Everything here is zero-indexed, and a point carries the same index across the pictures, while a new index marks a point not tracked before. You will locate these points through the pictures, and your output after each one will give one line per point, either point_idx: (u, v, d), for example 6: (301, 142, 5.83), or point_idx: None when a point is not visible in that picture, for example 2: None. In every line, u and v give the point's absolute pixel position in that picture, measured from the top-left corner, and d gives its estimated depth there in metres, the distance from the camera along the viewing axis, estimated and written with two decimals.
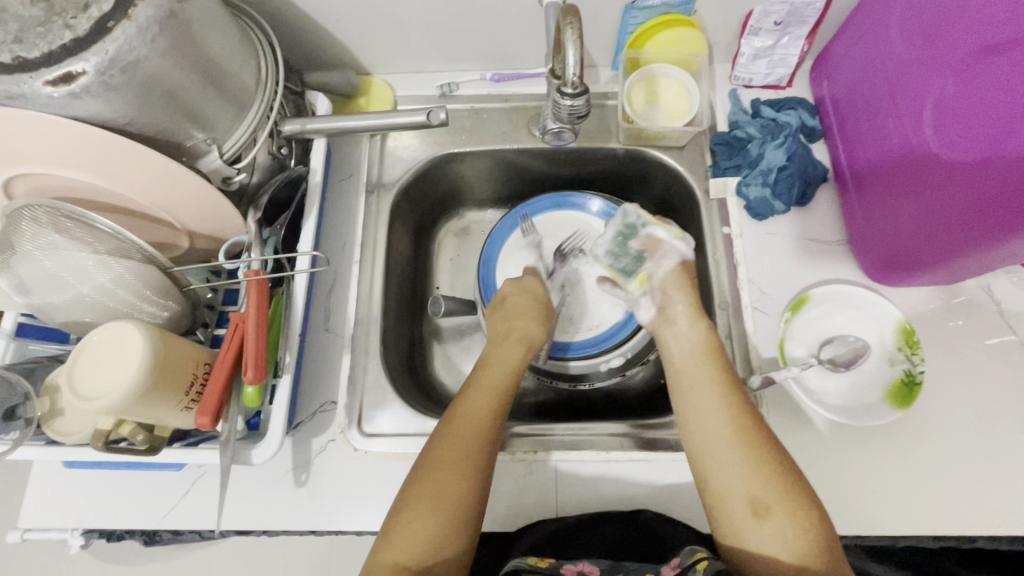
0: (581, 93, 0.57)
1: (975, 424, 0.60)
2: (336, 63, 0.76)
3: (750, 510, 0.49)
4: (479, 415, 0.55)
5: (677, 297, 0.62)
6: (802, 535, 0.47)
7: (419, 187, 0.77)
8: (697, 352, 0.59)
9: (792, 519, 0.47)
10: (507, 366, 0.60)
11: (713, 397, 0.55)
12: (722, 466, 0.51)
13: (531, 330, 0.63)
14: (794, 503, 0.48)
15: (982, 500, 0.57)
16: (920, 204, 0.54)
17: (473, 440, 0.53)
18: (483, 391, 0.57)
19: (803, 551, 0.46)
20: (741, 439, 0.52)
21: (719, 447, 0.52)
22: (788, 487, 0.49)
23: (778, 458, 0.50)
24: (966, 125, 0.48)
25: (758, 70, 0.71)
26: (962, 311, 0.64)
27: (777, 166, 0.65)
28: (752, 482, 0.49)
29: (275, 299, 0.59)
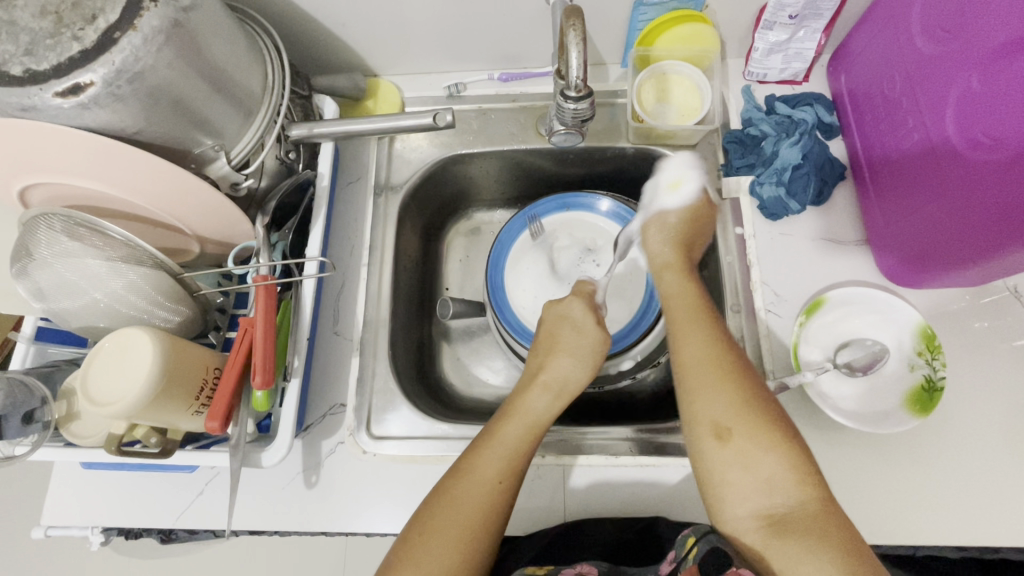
0: (585, 96, 0.56)
1: (1002, 430, 0.57)
2: (344, 66, 0.76)
3: (713, 432, 0.48)
4: (488, 480, 0.50)
5: (659, 233, 0.62)
6: (765, 456, 0.45)
7: (427, 188, 0.77)
8: (676, 283, 0.58)
9: (753, 439, 0.46)
10: (531, 422, 0.54)
11: (685, 324, 0.54)
12: (689, 388, 0.50)
13: (572, 379, 0.58)
14: (759, 425, 0.47)
15: (1010, 509, 0.55)
16: (947, 203, 0.52)
17: (474, 511, 0.49)
18: (498, 451, 0.52)
19: (769, 472, 0.45)
20: (709, 363, 0.50)
21: (689, 369, 0.51)
22: (751, 409, 0.47)
23: (743, 381, 0.49)
24: (991, 122, 0.46)
25: (772, 65, 0.69)
26: (989, 313, 0.62)
27: (792, 164, 0.63)
28: (717, 403, 0.48)
29: (284, 304, 0.60)
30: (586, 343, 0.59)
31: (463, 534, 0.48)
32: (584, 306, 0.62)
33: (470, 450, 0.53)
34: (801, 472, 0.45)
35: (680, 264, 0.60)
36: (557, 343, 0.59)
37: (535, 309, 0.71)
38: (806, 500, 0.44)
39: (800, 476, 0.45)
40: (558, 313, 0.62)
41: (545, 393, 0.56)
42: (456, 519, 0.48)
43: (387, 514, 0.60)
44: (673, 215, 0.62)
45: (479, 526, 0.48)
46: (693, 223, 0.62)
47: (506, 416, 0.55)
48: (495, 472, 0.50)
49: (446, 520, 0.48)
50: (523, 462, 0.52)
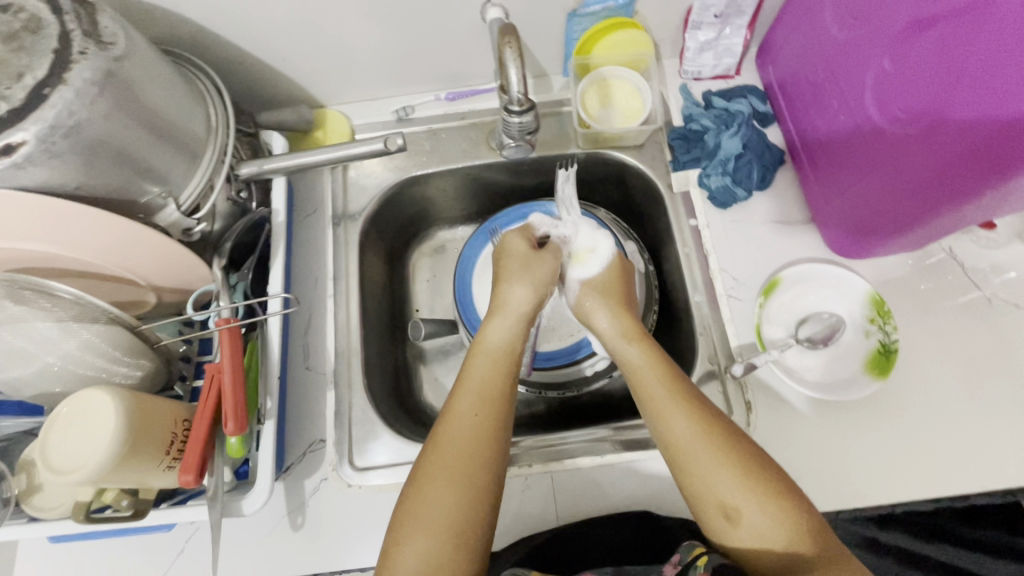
0: (529, 109, 0.58)
1: (956, 382, 0.61)
2: (289, 99, 0.75)
3: (721, 514, 0.47)
4: (469, 416, 0.51)
5: (596, 314, 0.61)
6: (776, 528, 0.45)
7: (386, 213, 0.77)
8: (642, 353, 0.56)
9: (762, 514, 0.45)
10: (496, 349, 0.56)
11: (664, 402, 0.51)
12: (694, 474, 0.48)
13: (519, 298, 0.59)
14: (761, 499, 0.45)
15: (972, 456, 0.58)
16: (881, 178, 0.55)
17: (462, 444, 0.50)
18: (471, 392, 0.53)
19: (778, 528, 0.45)
20: (702, 443, 0.49)
21: (681, 452, 0.49)
22: (754, 483, 0.46)
23: (742, 452, 0.48)
24: (906, 100, 0.50)
25: (705, 62, 0.72)
26: (930, 275, 0.65)
27: (734, 154, 0.67)
28: (725, 487, 0.46)
29: (251, 345, 0.58)
30: (536, 268, 0.61)
31: (461, 470, 0.49)
32: (520, 236, 0.65)
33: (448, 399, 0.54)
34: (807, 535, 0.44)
35: (645, 350, 0.56)
36: (506, 271, 0.62)
37: None
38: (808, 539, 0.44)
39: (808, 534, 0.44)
40: (500, 249, 0.65)
41: (503, 321, 0.58)
42: (448, 460, 0.49)
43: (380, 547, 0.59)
44: (584, 294, 0.62)
45: (476, 455, 0.49)
46: (612, 284, 0.63)
47: (471, 356, 0.56)
48: (473, 404, 0.52)
49: (436, 480, 0.48)
50: (501, 389, 0.54)
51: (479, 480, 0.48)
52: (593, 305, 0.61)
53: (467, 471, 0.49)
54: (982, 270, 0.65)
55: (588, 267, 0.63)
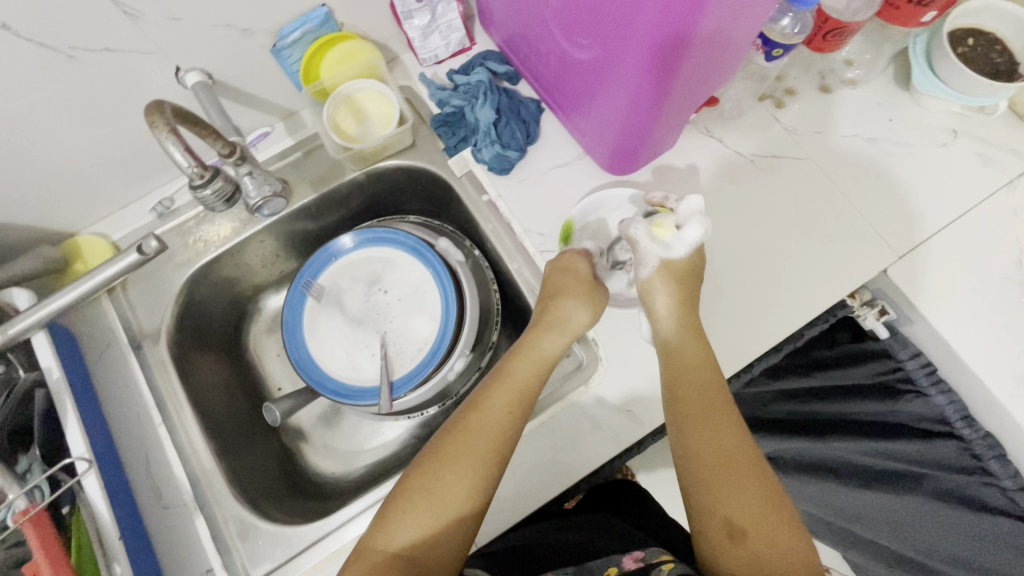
0: (214, 176, 0.55)
1: (751, 242, 0.67)
2: (29, 243, 0.67)
3: (727, 531, 0.51)
4: (501, 411, 0.55)
5: (661, 299, 0.59)
6: (776, 553, 0.49)
7: (193, 311, 0.72)
8: (693, 359, 0.57)
9: (767, 544, 0.49)
10: (542, 360, 0.59)
11: (710, 410, 0.55)
12: (719, 481, 0.52)
13: (580, 319, 0.59)
14: (768, 524, 0.50)
15: (784, 299, 0.64)
16: (600, 101, 0.59)
17: (490, 436, 0.53)
18: (510, 387, 0.57)
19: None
20: (735, 454, 0.53)
21: (710, 458, 0.53)
22: (769, 515, 0.51)
23: (766, 479, 0.53)
24: (584, 27, 0.53)
25: (436, 44, 0.72)
26: (700, 158, 0.71)
27: (491, 122, 0.68)
28: (739, 505, 0.51)
29: (75, 520, 0.52)
30: (596, 292, 0.61)
31: (486, 457, 0.52)
32: (582, 261, 0.62)
33: (483, 390, 0.57)
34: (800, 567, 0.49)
35: (704, 356, 0.58)
36: (561, 289, 0.61)
37: (353, 363, 0.69)
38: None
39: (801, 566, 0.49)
40: (562, 265, 0.63)
41: (556, 335, 0.59)
42: (473, 448, 0.53)
43: None
44: (658, 276, 0.59)
45: (499, 447, 0.53)
46: (687, 276, 0.60)
47: (519, 354, 0.59)
48: (509, 403, 0.56)
49: (455, 461, 0.52)
50: (531, 395, 0.57)
51: (494, 472, 0.52)
52: (661, 300, 0.59)
53: (485, 464, 0.52)
54: (738, 136, 0.71)
55: (663, 249, 0.59)
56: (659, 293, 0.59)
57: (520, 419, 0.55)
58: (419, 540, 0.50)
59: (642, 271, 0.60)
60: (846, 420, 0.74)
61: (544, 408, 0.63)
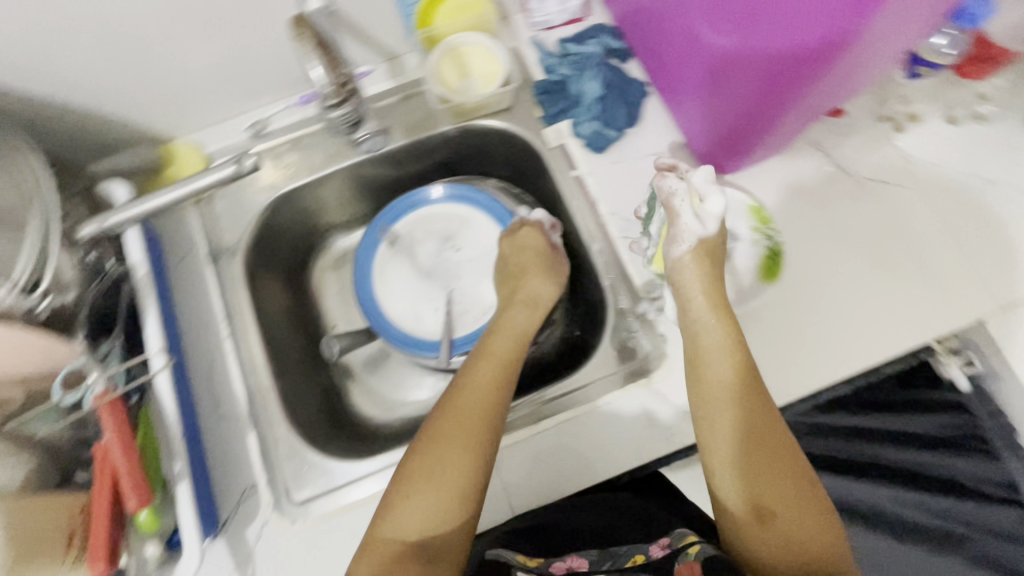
0: (345, 101, 0.59)
1: (844, 268, 0.64)
2: (129, 140, 0.69)
3: (754, 514, 0.49)
4: (485, 382, 0.56)
5: (691, 280, 0.56)
6: (805, 531, 0.47)
7: (270, 235, 0.73)
8: (718, 341, 0.54)
9: (794, 522, 0.48)
10: (517, 334, 0.61)
11: (727, 398, 0.52)
12: (737, 468, 0.50)
13: (539, 287, 0.64)
14: (795, 503, 0.48)
15: (871, 334, 0.61)
16: (717, 95, 0.57)
17: (477, 410, 0.53)
18: (491, 362, 0.58)
19: (807, 557, 0.46)
20: (760, 437, 0.50)
21: (733, 444, 0.51)
22: (795, 493, 0.48)
23: (794, 456, 0.50)
24: (727, 11, 0.49)
25: (550, 9, 0.70)
26: (804, 172, 0.68)
27: (597, 97, 0.67)
28: (759, 485, 0.49)
29: (143, 414, 0.55)
30: (557, 264, 0.66)
31: (476, 430, 0.52)
32: (535, 233, 0.67)
33: (467, 369, 0.58)
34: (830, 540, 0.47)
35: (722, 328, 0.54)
36: (523, 268, 0.66)
37: (416, 315, 0.69)
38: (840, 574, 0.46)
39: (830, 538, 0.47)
40: (518, 244, 0.68)
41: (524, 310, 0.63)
42: (462, 420, 0.52)
43: None
44: (691, 257, 0.56)
45: (489, 416, 0.53)
46: (717, 251, 0.57)
47: (494, 332, 0.61)
48: (492, 374, 0.56)
49: (449, 439, 0.51)
50: (509, 369, 0.58)
51: (490, 442, 0.52)
52: (692, 278, 0.56)
53: (477, 435, 0.52)
54: (849, 156, 0.68)
55: (695, 223, 0.56)
56: (689, 266, 0.56)
57: (503, 390, 0.56)
58: (428, 524, 0.48)
59: (676, 248, 0.57)
60: (896, 470, 0.76)
61: (601, 395, 0.62)
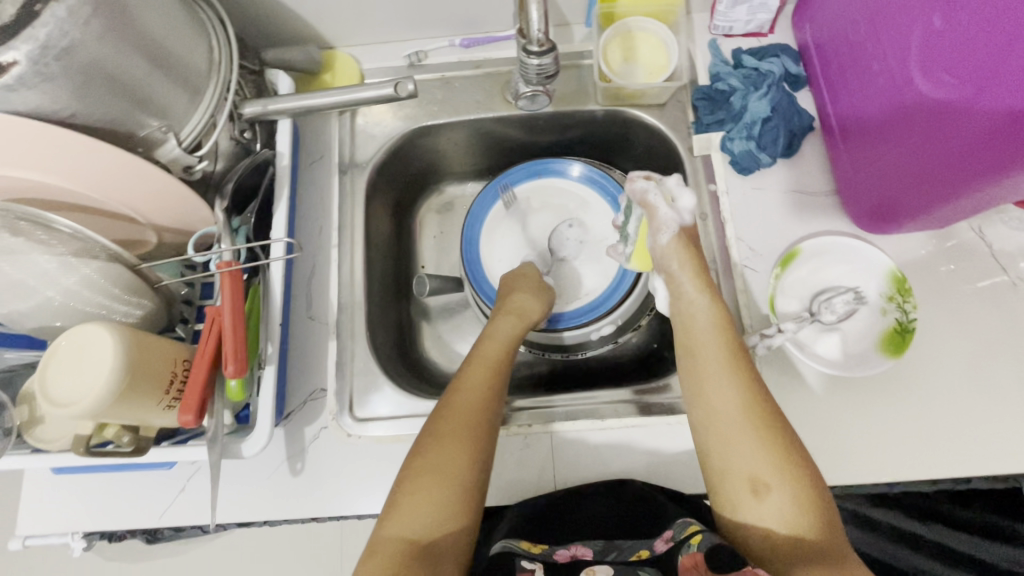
0: (549, 51, 0.55)
1: (970, 368, 0.59)
2: (297, 38, 0.72)
3: (749, 487, 0.47)
4: (480, 384, 0.55)
5: (679, 270, 0.57)
6: (802, 511, 0.45)
7: (395, 163, 0.75)
8: (707, 323, 0.55)
9: (791, 496, 0.46)
10: (506, 341, 0.60)
11: (718, 370, 0.52)
12: (728, 443, 0.49)
13: (531, 304, 0.62)
14: (793, 477, 0.46)
15: (979, 443, 0.57)
16: (905, 150, 0.53)
17: (465, 412, 0.53)
18: (479, 367, 0.57)
19: (803, 531, 0.45)
20: (752, 414, 0.49)
21: (723, 420, 0.50)
22: (790, 465, 0.47)
23: (783, 429, 0.48)
24: (965, 62, 0.45)
25: (738, 17, 0.67)
26: (954, 255, 0.63)
27: (760, 119, 0.63)
28: (755, 458, 0.47)
29: (252, 289, 0.58)
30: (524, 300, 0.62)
31: (465, 430, 0.52)
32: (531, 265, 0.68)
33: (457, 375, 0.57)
34: (828, 523, 0.45)
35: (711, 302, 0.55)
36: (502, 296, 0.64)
37: None
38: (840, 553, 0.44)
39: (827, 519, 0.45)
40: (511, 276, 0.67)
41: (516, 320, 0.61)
42: (455, 423, 0.52)
43: (381, 496, 0.60)
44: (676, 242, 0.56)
45: (481, 419, 0.53)
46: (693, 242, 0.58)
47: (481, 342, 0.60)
48: (478, 380, 0.55)
49: (446, 441, 0.51)
50: (497, 371, 0.57)
51: (482, 447, 0.52)
52: (678, 265, 0.57)
53: (472, 438, 0.52)
54: (1011, 253, 0.62)
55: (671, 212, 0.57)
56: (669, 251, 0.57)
57: (492, 392, 0.55)
58: (429, 524, 0.48)
59: (659, 237, 0.57)
60: None
61: (676, 413, 0.61)
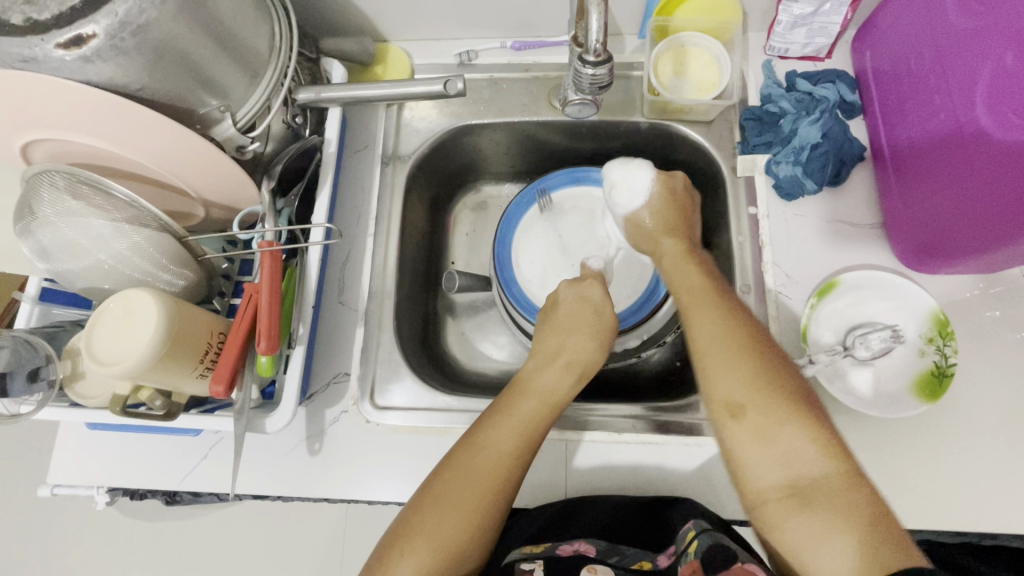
0: (605, 61, 0.55)
1: (1009, 419, 0.57)
2: (353, 29, 0.73)
3: (727, 410, 0.47)
4: (505, 448, 0.50)
5: (652, 216, 0.62)
6: (787, 430, 0.44)
7: (436, 159, 0.76)
8: (679, 270, 0.57)
9: (771, 413, 0.45)
10: (547, 396, 0.54)
11: (695, 302, 0.53)
12: (705, 365, 0.49)
13: (587, 349, 0.58)
14: (773, 397, 0.46)
15: (1011, 498, 0.55)
16: (962, 189, 0.51)
17: (485, 475, 0.49)
18: (513, 424, 0.52)
19: (799, 461, 0.44)
20: (727, 337, 0.49)
21: (701, 346, 0.50)
22: (767, 386, 0.46)
23: (764, 354, 0.48)
24: None
25: (795, 39, 0.66)
26: (1003, 301, 0.61)
27: (811, 144, 0.62)
28: (729, 378, 0.47)
29: (289, 270, 0.59)
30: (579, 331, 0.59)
31: (478, 495, 0.48)
32: (599, 284, 0.62)
33: (480, 422, 0.53)
34: (821, 446, 0.44)
35: (679, 247, 0.59)
36: (556, 326, 0.60)
37: (541, 282, 0.70)
38: (830, 471, 0.43)
39: (818, 444, 0.44)
40: (573, 295, 0.62)
41: (562, 372, 0.56)
42: (464, 485, 0.48)
43: (393, 484, 0.61)
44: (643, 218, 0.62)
45: (494, 490, 0.49)
46: (680, 205, 0.62)
47: (520, 391, 0.55)
48: (509, 443, 0.50)
49: (449, 502, 0.48)
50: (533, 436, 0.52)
51: (490, 512, 0.48)
52: (655, 211, 0.62)
53: (478, 508, 0.48)
54: None
55: (628, 200, 0.62)
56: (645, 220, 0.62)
57: (522, 459, 0.50)
58: None
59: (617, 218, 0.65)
60: None
61: (694, 434, 0.59)
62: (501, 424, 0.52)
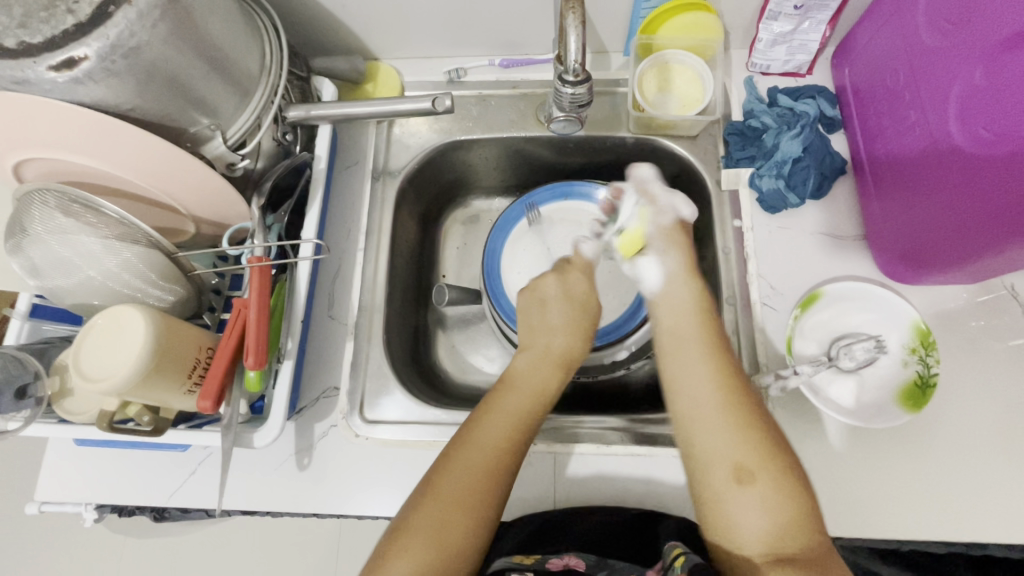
0: (580, 82, 0.56)
1: (994, 428, 0.57)
2: (344, 48, 0.75)
3: (733, 475, 0.47)
4: (494, 441, 0.52)
5: (671, 251, 0.61)
6: (784, 504, 0.46)
7: (426, 173, 0.76)
8: (688, 311, 0.57)
9: (775, 486, 0.46)
10: (532, 389, 0.57)
11: (700, 362, 0.53)
12: (707, 429, 0.50)
13: (568, 346, 0.61)
14: (776, 469, 0.47)
15: (998, 507, 0.55)
16: (939, 202, 0.52)
17: (481, 466, 0.50)
18: (500, 418, 0.53)
19: (788, 537, 0.45)
20: (731, 406, 0.50)
21: (704, 411, 0.50)
22: (773, 453, 0.48)
23: (764, 425, 0.49)
24: (1004, 119, 0.44)
25: (776, 56, 0.68)
26: (986, 311, 0.61)
27: (792, 157, 0.63)
28: (737, 447, 0.48)
29: (280, 286, 0.60)
30: (583, 315, 0.63)
31: (475, 488, 0.49)
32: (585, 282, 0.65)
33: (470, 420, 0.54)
34: (807, 520, 0.46)
35: (696, 298, 0.58)
36: (546, 314, 0.63)
37: None
38: (812, 545, 0.45)
39: (807, 521, 0.46)
40: (533, 292, 0.64)
41: (538, 361, 0.59)
42: (461, 482, 0.49)
43: (382, 500, 0.60)
44: (674, 228, 0.62)
45: (491, 483, 0.50)
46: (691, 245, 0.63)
47: (505, 386, 0.57)
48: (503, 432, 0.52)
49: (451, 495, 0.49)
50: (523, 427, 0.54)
51: (489, 505, 0.49)
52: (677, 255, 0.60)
53: (476, 505, 0.48)
54: None
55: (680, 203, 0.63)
56: (670, 258, 0.60)
57: (514, 450, 0.52)
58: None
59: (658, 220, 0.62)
60: None
61: None
62: (496, 418, 0.53)
